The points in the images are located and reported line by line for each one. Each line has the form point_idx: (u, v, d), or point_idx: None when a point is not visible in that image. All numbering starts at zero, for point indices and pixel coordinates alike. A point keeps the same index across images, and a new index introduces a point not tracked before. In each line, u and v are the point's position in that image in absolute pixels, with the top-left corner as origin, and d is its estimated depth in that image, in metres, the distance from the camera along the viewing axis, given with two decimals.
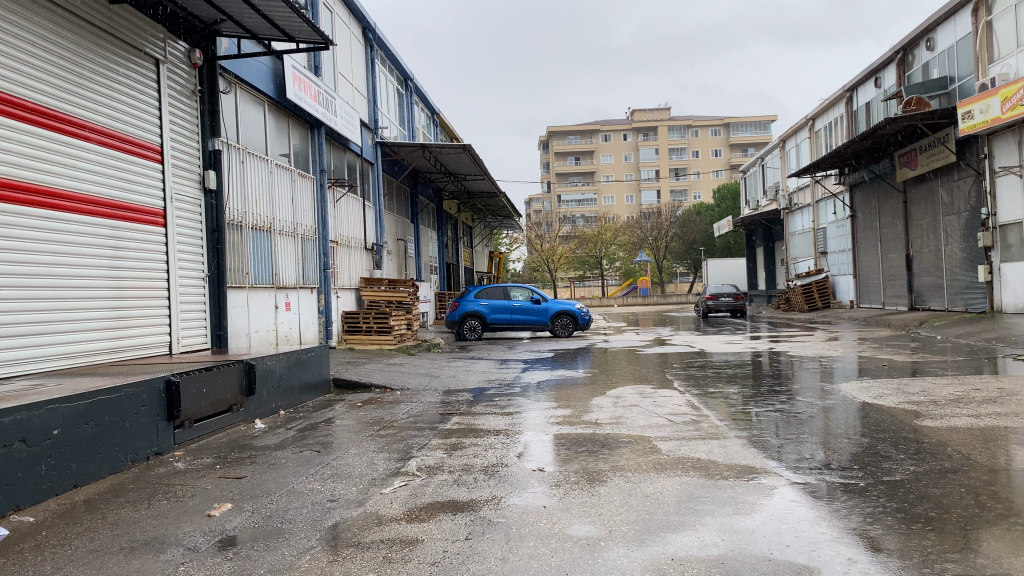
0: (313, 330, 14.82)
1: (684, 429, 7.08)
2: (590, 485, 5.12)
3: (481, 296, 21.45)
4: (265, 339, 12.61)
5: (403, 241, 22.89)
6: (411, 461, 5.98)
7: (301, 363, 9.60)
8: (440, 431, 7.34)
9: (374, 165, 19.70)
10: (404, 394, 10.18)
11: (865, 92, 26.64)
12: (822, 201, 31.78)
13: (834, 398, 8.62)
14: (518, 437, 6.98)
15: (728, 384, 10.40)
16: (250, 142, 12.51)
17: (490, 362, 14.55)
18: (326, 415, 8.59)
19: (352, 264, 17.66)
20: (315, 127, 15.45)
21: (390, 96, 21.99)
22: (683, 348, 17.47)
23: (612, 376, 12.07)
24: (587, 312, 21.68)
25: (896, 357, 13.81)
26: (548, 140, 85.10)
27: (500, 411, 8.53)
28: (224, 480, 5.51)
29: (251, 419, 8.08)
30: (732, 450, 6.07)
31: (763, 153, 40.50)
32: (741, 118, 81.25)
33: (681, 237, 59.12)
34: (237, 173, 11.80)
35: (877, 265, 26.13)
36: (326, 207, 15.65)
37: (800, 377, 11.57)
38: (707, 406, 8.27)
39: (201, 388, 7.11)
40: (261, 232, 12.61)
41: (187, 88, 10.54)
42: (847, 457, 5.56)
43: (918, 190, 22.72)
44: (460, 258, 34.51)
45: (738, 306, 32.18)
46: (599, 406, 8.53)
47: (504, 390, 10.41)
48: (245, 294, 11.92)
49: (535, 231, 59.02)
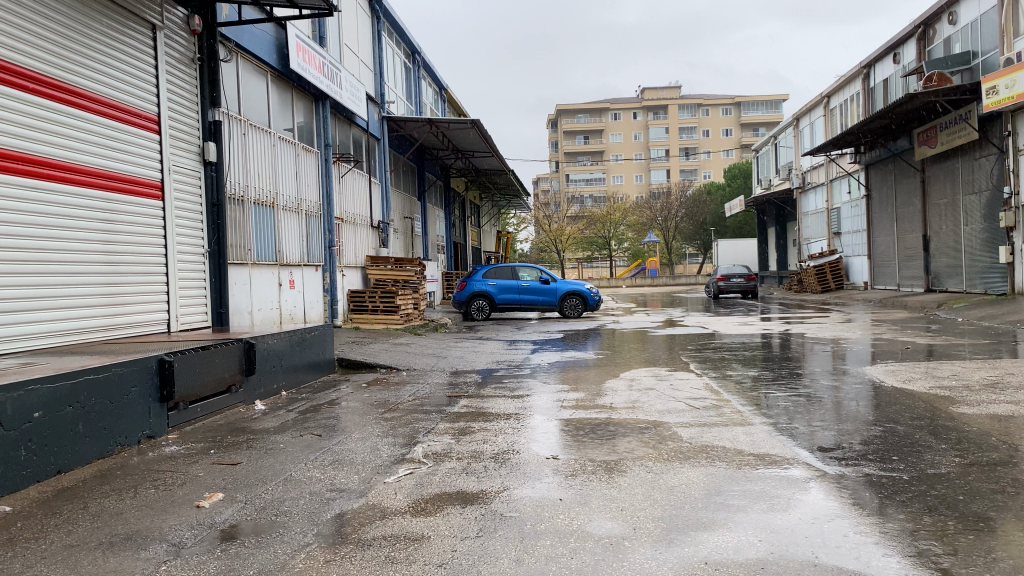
0: (318, 309, 14.47)
1: (705, 414, 6.72)
2: (609, 475, 4.76)
3: (489, 275, 21.09)
4: (267, 317, 12.27)
5: (409, 219, 22.51)
6: (416, 447, 5.63)
7: (304, 342, 9.26)
8: (448, 415, 6.99)
9: (381, 140, 19.30)
10: (410, 374, 9.84)
11: (883, 68, 26.02)
12: (836, 181, 31.21)
13: (860, 382, 8.23)
14: (529, 421, 6.62)
15: (746, 367, 10.03)
16: (252, 113, 12.09)
17: (498, 342, 14.20)
18: (329, 396, 8.26)
19: (358, 242, 17.29)
20: (320, 100, 15.04)
21: (396, 71, 21.54)
22: (696, 329, 17.10)
23: (624, 358, 11.71)
24: (597, 293, 21.14)
25: (916, 340, 13.41)
26: (557, 120, 84.35)
27: (510, 393, 8.17)
28: (217, 467, 5.16)
29: (250, 401, 7.74)
30: (758, 437, 5.70)
31: (776, 132, 39.86)
32: (752, 98, 80.27)
33: (691, 217, 58.53)
34: (238, 145, 11.41)
35: (893, 246, 25.64)
36: (332, 182, 15.26)
37: (819, 360, 11.20)
38: (727, 390, 7.90)
39: (197, 368, 6.76)
40: (263, 207, 12.23)
41: (185, 56, 10.12)
42: (885, 446, 5.18)
43: (937, 170, 22.17)
44: (468, 237, 34.13)
45: (750, 287, 31.77)
46: (613, 389, 8.17)
47: (513, 371, 10.06)
48: (247, 270, 11.57)
49: (544, 210, 58.49)
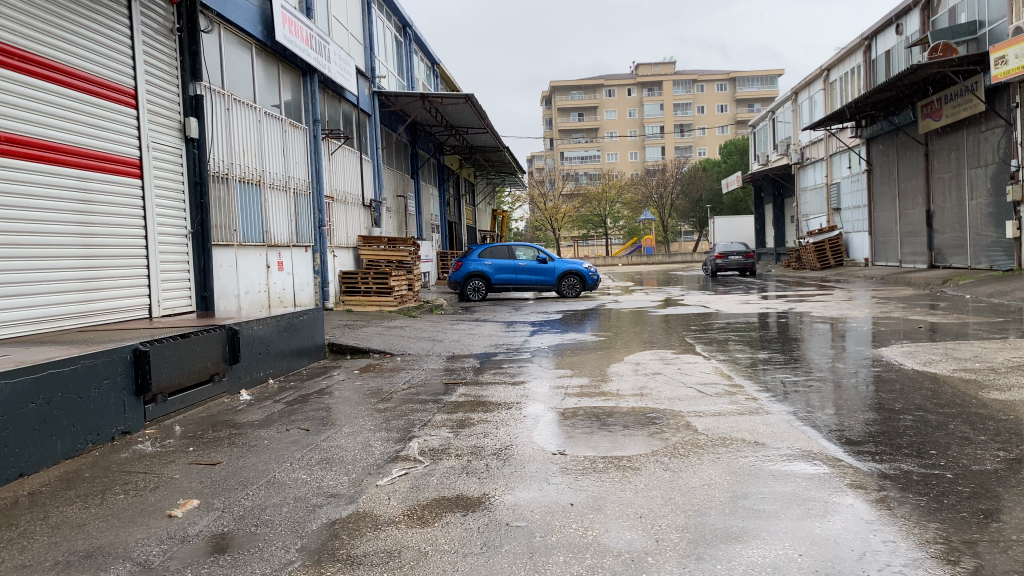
0: (308, 291, 14.03)
1: (720, 401, 6.31)
2: (622, 474, 4.35)
3: (485, 255, 20.60)
4: (255, 300, 11.84)
5: (403, 197, 21.99)
6: (412, 442, 5.21)
7: (292, 327, 8.84)
8: (445, 405, 6.58)
9: (372, 116, 18.77)
10: (405, 360, 9.42)
11: (885, 40, 25.50)
12: (836, 156, 30.74)
13: (877, 364, 7.83)
14: (531, 411, 6.20)
15: (753, 349, 9.64)
16: (236, 87, 11.58)
17: (495, 324, 13.78)
18: (319, 385, 7.85)
19: (350, 222, 16.83)
20: (308, 74, 14.51)
21: (387, 45, 20.95)
22: (697, 308, 16.71)
23: (626, 339, 11.30)
24: (596, 272, 20.72)
25: (924, 318, 13.05)
26: (550, 97, 83.43)
27: (510, 379, 7.76)
28: (194, 467, 4.73)
29: (235, 390, 7.32)
30: (780, 427, 5.30)
31: (774, 106, 39.29)
32: (747, 73, 79.52)
33: (687, 194, 57.94)
34: (222, 121, 10.91)
35: (894, 222, 25.26)
36: (321, 160, 14.76)
37: (828, 340, 10.84)
38: (738, 375, 7.49)
39: (176, 356, 6.32)
40: (249, 186, 11.76)
41: (164, 27, 9.58)
42: (919, 438, 4.78)
43: (941, 143, 21.74)
44: (462, 216, 33.59)
45: (747, 264, 31.37)
46: (618, 375, 7.77)
47: (512, 356, 9.64)
48: (233, 252, 11.11)
49: (539, 188, 57.79)
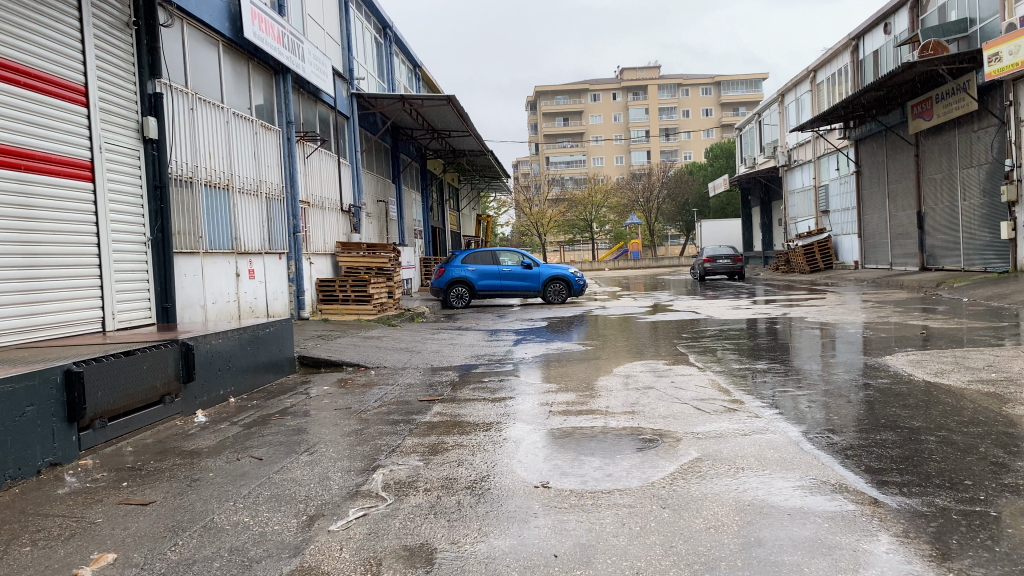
0: (282, 300, 13.40)
1: (720, 420, 5.74)
2: (614, 512, 3.76)
3: (468, 260, 20.05)
4: (224, 311, 11.19)
5: (383, 202, 21.38)
6: (375, 474, 4.61)
7: (257, 340, 8.22)
8: (417, 426, 5.98)
9: (350, 119, 18.18)
10: (379, 374, 8.82)
11: (873, 40, 25.16)
12: (824, 158, 30.37)
13: (883, 374, 7.29)
14: (512, 433, 5.62)
15: (749, 358, 9.10)
16: (201, 85, 10.93)
17: (478, 333, 13.20)
18: (284, 403, 7.23)
19: (327, 227, 16.21)
20: (280, 74, 13.90)
21: (366, 46, 20.37)
22: (687, 314, 16.17)
23: (615, 348, 10.75)
24: (582, 277, 20.17)
25: (922, 323, 12.59)
26: (536, 102, 83.07)
27: (490, 396, 7.17)
28: (121, 509, 4.12)
29: (190, 411, 6.70)
30: (789, 450, 4.74)
31: (760, 109, 38.98)
32: (732, 77, 79.40)
33: (673, 198, 57.56)
34: (185, 120, 10.26)
35: (885, 224, 24.86)
36: (295, 163, 14.12)
37: (824, 346, 10.34)
38: (735, 388, 6.94)
39: (119, 377, 5.71)
40: (216, 190, 11.11)
41: (119, 20, 8.94)
42: (949, 465, 4.23)
43: (932, 143, 21.35)
44: (446, 221, 33.01)
45: (736, 268, 30.90)
46: (608, 390, 7.19)
47: (493, 368, 9.04)
48: (198, 260, 10.47)
49: (524, 194, 57.27)
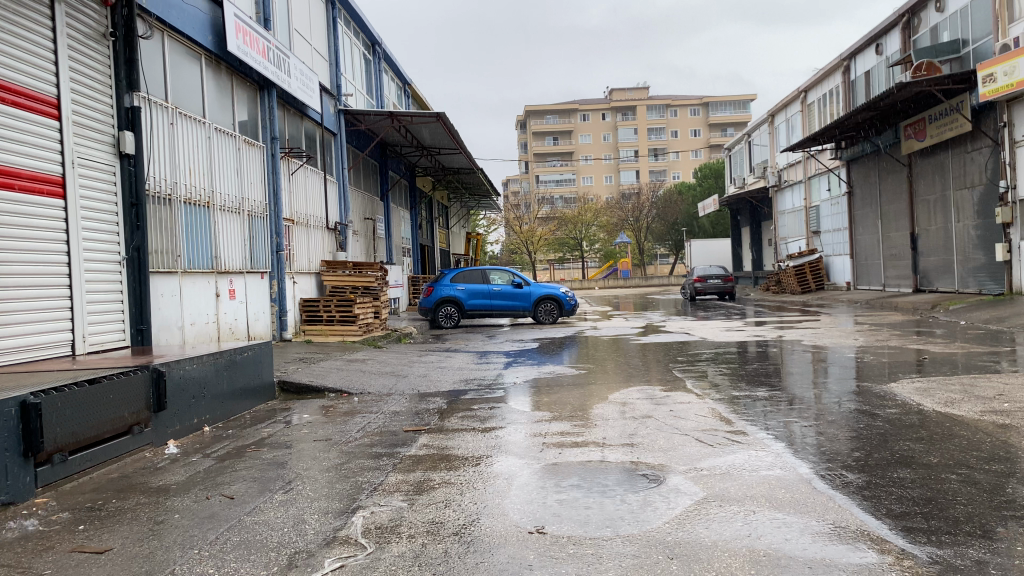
0: (264, 321, 13.01)
1: (723, 455, 5.39)
2: (614, 565, 3.41)
3: (457, 280, 19.67)
4: (202, 332, 10.79)
5: (371, 220, 21.04)
6: (355, 517, 4.24)
7: (234, 365, 7.84)
8: (402, 461, 5.60)
9: (337, 135, 17.87)
10: (363, 400, 8.45)
11: (864, 60, 25.13)
12: (815, 178, 30.28)
13: (891, 402, 6.98)
14: (503, 468, 5.26)
15: (747, 383, 8.78)
16: (182, 99, 10.59)
17: (467, 355, 12.84)
18: (261, 432, 6.85)
19: (312, 246, 15.83)
20: (265, 89, 13.58)
21: (355, 62, 20.12)
22: (679, 335, 15.88)
23: (608, 372, 10.42)
24: (573, 297, 19.88)
25: (919, 346, 12.33)
26: (525, 121, 83.12)
27: (479, 425, 6.81)
28: (74, 558, 3.74)
29: (160, 442, 6.30)
30: (800, 489, 4.41)
31: (749, 129, 38.97)
32: (721, 98, 79.76)
33: (662, 217, 57.45)
34: (164, 135, 9.91)
35: (877, 245, 24.71)
36: (280, 180, 13.77)
37: (823, 371, 10.04)
38: (737, 418, 6.61)
39: (83, 407, 5.32)
40: (196, 207, 10.75)
41: (95, 31, 8.60)
42: (978, 509, 3.90)
43: (925, 164, 21.23)
44: (435, 239, 32.68)
45: (726, 288, 30.71)
46: (604, 418, 6.84)
47: (482, 394, 8.68)
48: (176, 280, 10.09)
49: (514, 212, 57.05)
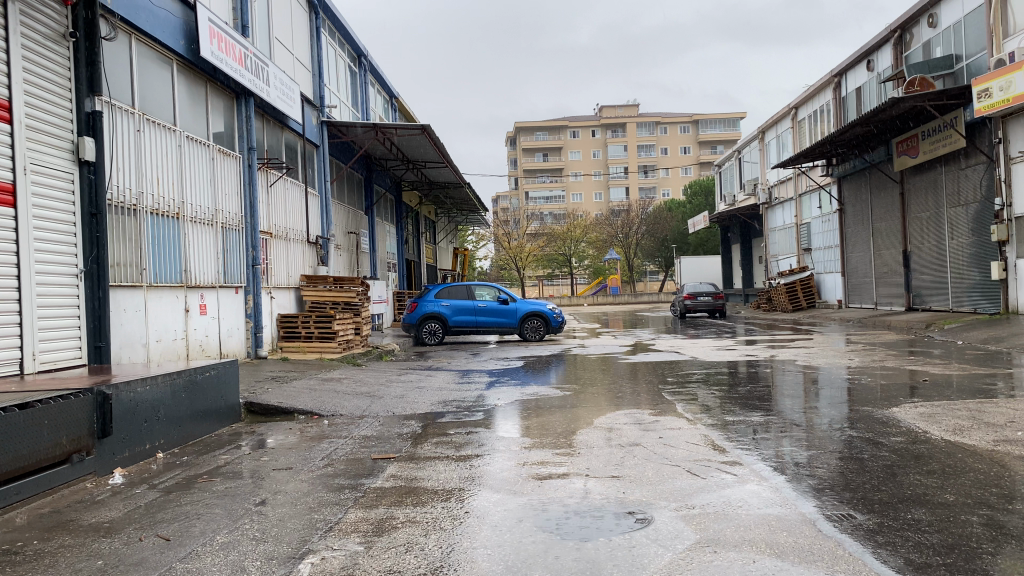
0: (237, 337, 12.49)
1: (718, 490, 4.91)
2: None
3: (442, 295, 19.19)
4: (170, 350, 10.27)
5: (354, 234, 20.58)
6: (303, 565, 3.74)
7: (195, 386, 7.33)
8: (365, 495, 5.09)
9: (320, 147, 17.41)
10: (334, 424, 7.95)
11: (855, 76, 24.92)
12: (806, 195, 30.01)
13: (895, 428, 6.53)
14: (474, 505, 4.76)
15: (741, 407, 8.31)
16: (151, 106, 10.11)
17: (449, 374, 12.33)
18: (218, 460, 6.33)
19: (291, 259, 15.33)
20: (242, 97, 13.13)
21: (339, 73, 19.70)
22: (669, 354, 15.44)
23: (595, 394, 9.94)
24: (561, 313, 19.43)
25: (917, 368, 11.91)
26: (515, 138, 82.89)
27: (454, 453, 6.32)
28: None
29: (105, 472, 5.78)
30: (804, 532, 3.93)
31: (740, 146, 38.76)
32: (711, 115, 79.79)
33: (652, 234, 56.88)
34: (129, 143, 9.42)
35: (869, 263, 24.41)
36: (257, 192, 13.28)
37: (819, 393, 9.61)
38: (731, 446, 6.14)
39: (12, 435, 4.79)
40: (164, 218, 10.25)
41: (54, 31, 8.12)
42: (1013, 562, 3.42)
43: (918, 181, 20.94)
44: (421, 254, 32.20)
45: (717, 305, 30.33)
46: (588, 447, 6.37)
47: (461, 417, 8.18)
48: (141, 295, 9.57)
49: (503, 228, 56.63)
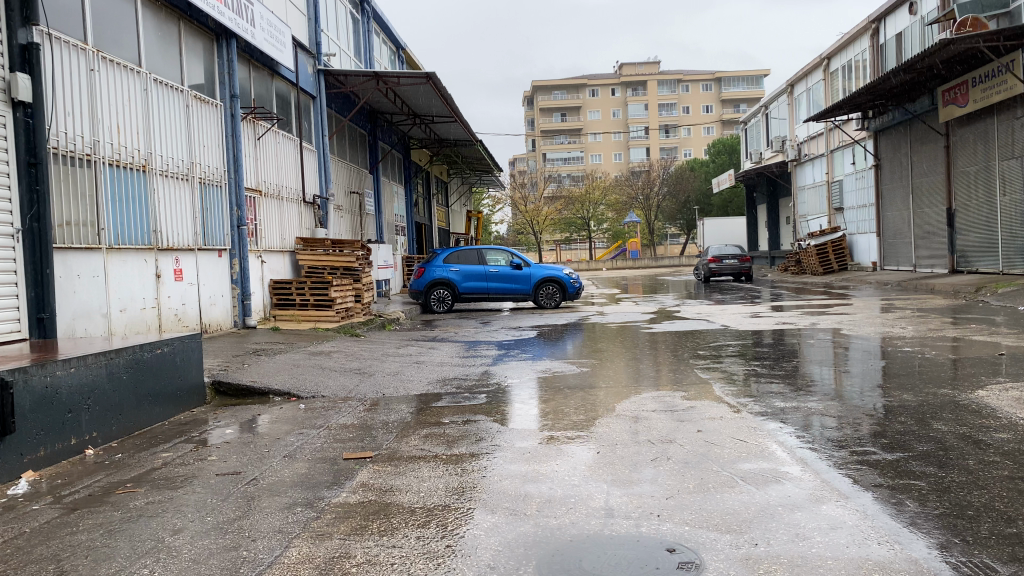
0: (221, 305, 11.36)
1: (789, 512, 3.68)
2: None
3: (451, 259, 17.96)
4: (138, 321, 9.15)
5: (358, 194, 19.34)
6: None
7: (140, 367, 6.14)
8: (321, 516, 3.90)
9: (317, 98, 16.12)
10: (311, 410, 6.78)
11: (896, 21, 23.15)
12: (838, 151, 28.38)
13: (994, 420, 5.23)
14: (461, 535, 3.55)
15: (788, 388, 7.04)
16: (107, 42, 8.86)
17: (454, 346, 11.15)
18: (157, 460, 5.17)
19: (285, 219, 14.11)
20: (224, 39, 11.82)
21: (339, 20, 18.32)
22: (696, 322, 14.10)
23: (617, 369, 8.73)
24: (579, 278, 18.15)
25: (981, 338, 10.52)
26: (533, 98, 80.94)
27: (447, 451, 5.13)
28: None
29: (5, 478, 4.64)
30: None
31: (766, 101, 36.97)
32: (733, 72, 77.25)
33: (672, 195, 55.41)
34: (80, 83, 8.21)
35: (908, 222, 22.84)
36: (241, 144, 12.03)
37: (879, 368, 8.27)
38: (792, 443, 4.91)
39: None
40: (128, 171, 9.07)
41: None
42: None
43: (966, 132, 19.33)
44: (433, 217, 30.98)
45: (743, 268, 28.87)
46: (613, 443, 5.15)
47: (460, 399, 6.99)
48: (99, 259, 8.42)
49: (520, 190, 55.12)
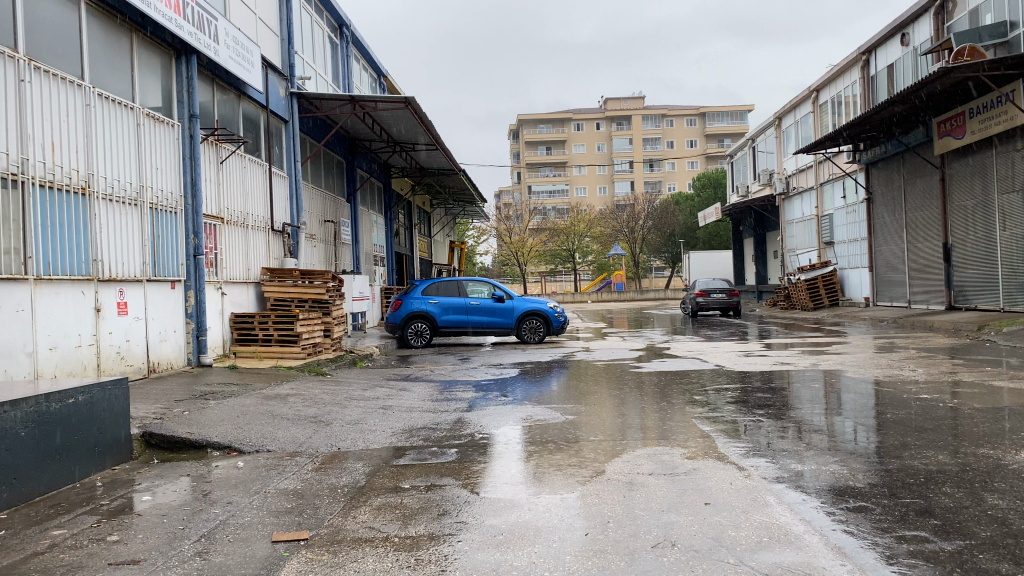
0: (173, 342, 10.42)
1: None
2: None
3: (430, 292, 17.06)
4: (73, 359, 8.19)
5: (333, 223, 18.47)
6: None
7: (47, 422, 5.19)
8: None
9: (288, 122, 15.30)
10: (252, 469, 5.85)
11: (887, 53, 22.76)
12: (828, 185, 27.88)
13: None
14: None
15: (802, 443, 6.18)
16: (42, 51, 7.98)
17: (427, 388, 10.23)
18: (44, 541, 4.20)
19: (250, 248, 13.19)
20: (184, 57, 11.01)
21: (316, 43, 17.60)
22: (689, 361, 13.23)
23: (605, 417, 7.85)
24: (563, 312, 17.32)
25: (998, 382, 9.71)
26: (519, 130, 80.73)
27: (400, 529, 4.20)
28: None
29: None
30: None
31: (753, 134, 36.59)
32: (717, 108, 77.41)
33: (657, 228, 54.95)
34: (6, 95, 7.35)
35: (902, 256, 22.22)
36: (200, 167, 11.13)
37: (894, 416, 7.44)
38: (823, 524, 4.01)
39: None
40: (64, 194, 8.18)
41: None
42: None
43: (963, 165, 18.77)
44: (414, 247, 30.18)
45: (731, 302, 28.13)
46: (604, 520, 4.24)
47: (426, 456, 6.08)
48: (26, 292, 7.48)
49: (505, 222, 54.48)
